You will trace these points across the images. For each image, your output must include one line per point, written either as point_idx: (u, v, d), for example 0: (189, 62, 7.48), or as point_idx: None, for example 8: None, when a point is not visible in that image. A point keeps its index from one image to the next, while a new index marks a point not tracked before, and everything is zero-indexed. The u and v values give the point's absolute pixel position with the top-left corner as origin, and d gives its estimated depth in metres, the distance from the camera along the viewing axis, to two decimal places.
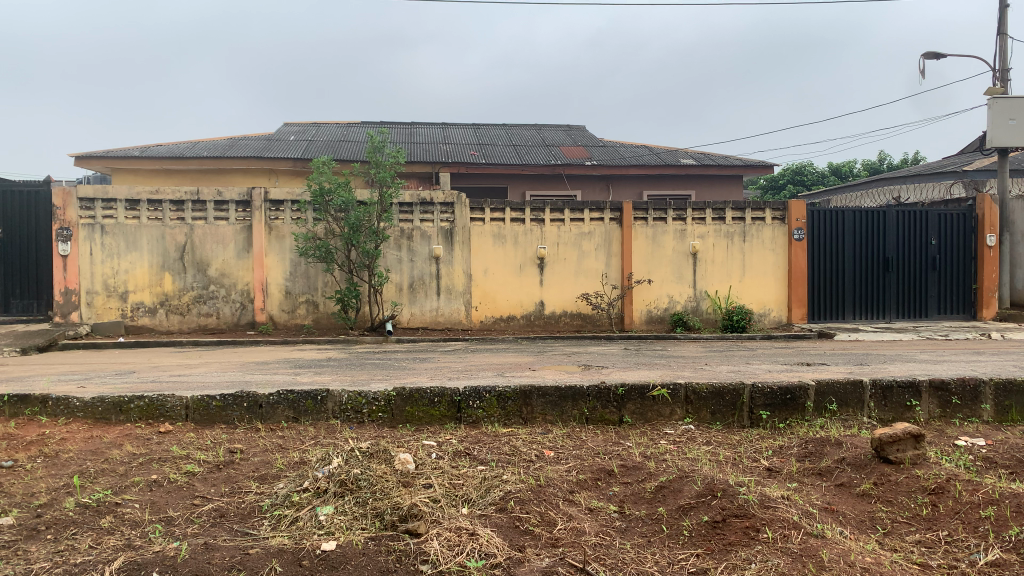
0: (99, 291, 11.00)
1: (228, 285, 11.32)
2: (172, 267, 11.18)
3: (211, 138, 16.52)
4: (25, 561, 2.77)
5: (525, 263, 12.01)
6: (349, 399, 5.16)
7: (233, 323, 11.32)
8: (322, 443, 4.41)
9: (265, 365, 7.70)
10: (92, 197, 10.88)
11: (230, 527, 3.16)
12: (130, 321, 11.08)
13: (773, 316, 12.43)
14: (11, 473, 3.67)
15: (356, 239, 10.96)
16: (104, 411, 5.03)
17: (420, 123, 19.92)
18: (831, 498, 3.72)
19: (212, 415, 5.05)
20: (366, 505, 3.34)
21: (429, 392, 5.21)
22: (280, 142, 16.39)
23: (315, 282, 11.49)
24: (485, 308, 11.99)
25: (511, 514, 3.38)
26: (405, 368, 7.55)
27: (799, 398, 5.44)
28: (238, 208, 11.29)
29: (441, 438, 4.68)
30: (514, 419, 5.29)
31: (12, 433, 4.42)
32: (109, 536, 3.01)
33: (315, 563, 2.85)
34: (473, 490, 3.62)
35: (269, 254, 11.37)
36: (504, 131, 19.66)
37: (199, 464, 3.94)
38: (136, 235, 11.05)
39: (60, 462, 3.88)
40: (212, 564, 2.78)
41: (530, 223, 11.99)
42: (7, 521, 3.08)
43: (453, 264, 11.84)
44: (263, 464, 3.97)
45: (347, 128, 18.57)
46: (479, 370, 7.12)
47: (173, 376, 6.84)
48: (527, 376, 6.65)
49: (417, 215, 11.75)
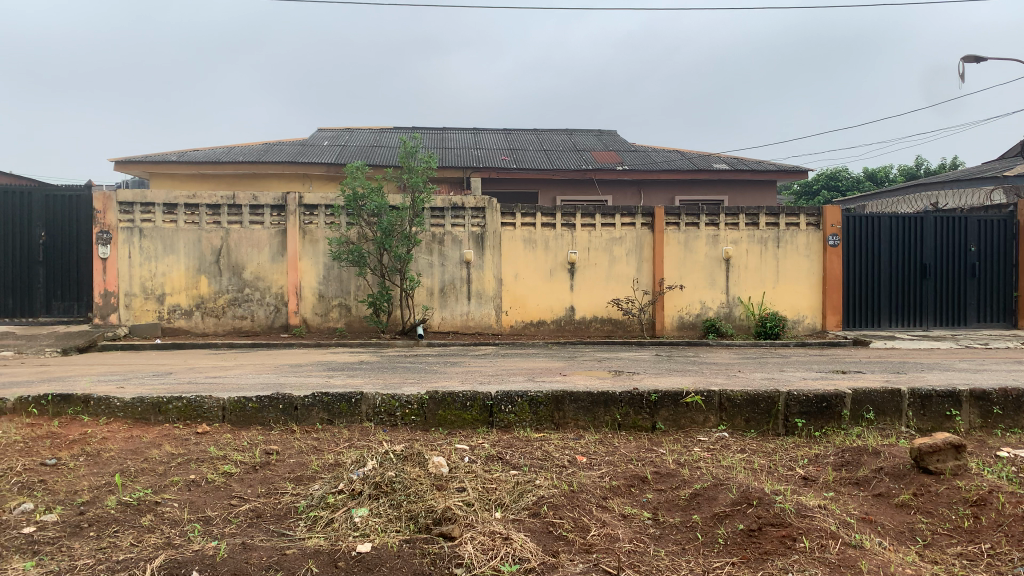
0: (137, 294, 11.20)
1: (263, 288, 11.47)
2: (208, 270, 11.35)
3: (247, 144, 16.75)
4: (70, 557, 2.82)
5: (556, 268, 11.99)
6: (382, 402, 5.20)
7: (267, 326, 11.46)
8: (356, 446, 4.44)
9: (298, 367, 7.79)
10: (132, 201, 11.13)
11: (267, 528, 3.20)
12: (166, 323, 11.26)
13: (807, 323, 12.27)
14: (54, 471, 3.75)
15: (388, 243, 11.03)
16: (143, 412, 5.12)
17: (451, 129, 20.03)
18: (869, 508, 3.66)
19: (248, 416, 5.12)
20: (400, 508, 3.36)
21: (461, 396, 5.23)
22: (314, 147, 16.56)
23: (347, 286, 11.58)
24: (515, 312, 11.98)
25: (544, 519, 3.38)
26: (437, 371, 7.60)
27: (835, 407, 5.35)
28: (273, 212, 11.44)
29: (473, 442, 4.70)
30: (546, 424, 5.28)
31: (55, 432, 4.51)
32: (149, 534, 3.06)
33: (351, 564, 2.87)
34: (505, 494, 3.62)
35: (303, 258, 11.51)
36: (534, 136, 19.67)
37: (236, 465, 3.99)
38: (173, 238, 11.23)
39: (102, 461, 3.95)
40: (250, 564, 2.80)
41: (561, 228, 11.98)
42: (51, 519, 3.14)
43: (483, 268, 11.88)
44: (298, 465, 4.01)
45: (380, 134, 18.73)
46: (509, 375, 7.13)
47: (208, 377, 6.94)
48: (558, 381, 6.64)
49: (448, 220, 11.81)
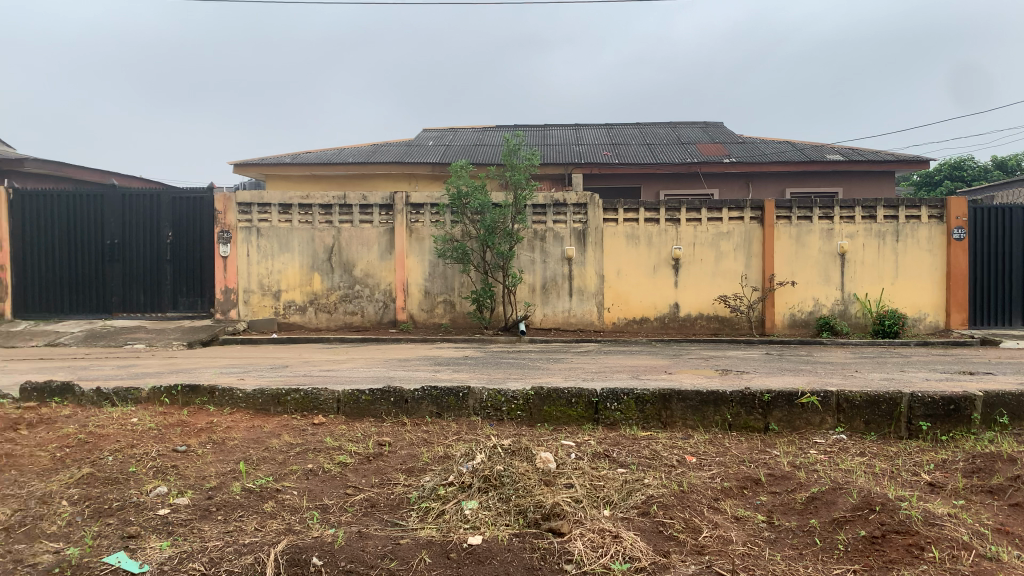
0: (255, 290, 11.74)
1: (372, 285, 11.81)
2: (321, 267, 11.77)
3: (356, 145, 17.26)
4: (200, 539, 2.99)
5: (660, 264, 11.81)
6: (489, 397, 5.26)
7: (375, 321, 11.80)
8: (464, 439, 4.51)
9: (406, 362, 7.97)
10: (250, 202, 11.65)
11: (381, 517, 3.29)
12: (282, 318, 11.76)
13: (929, 322, 11.63)
14: (185, 457, 3.98)
15: (491, 240, 11.14)
16: (264, 403, 5.35)
17: (553, 125, 20.03)
18: (1005, 518, 3.42)
19: (360, 408, 5.27)
20: (509, 502, 3.38)
21: (567, 392, 5.21)
22: (419, 147, 16.91)
23: (451, 283, 11.78)
24: (617, 309, 11.88)
25: (654, 519, 3.33)
26: (541, 368, 7.62)
27: (965, 410, 5.07)
28: (381, 212, 11.75)
29: (579, 439, 4.69)
30: (653, 423, 5.20)
31: (185, 421, 4.79)
32: (271, 520, 3.20)
33: (462, 556, 2.91)
34: (614, 492, 3.59)
35: (409, 256, 11.77)
36: (637, 130, 19.43)
37: (350, 455, 4.12)
38: (288, 237, 11.71)
39: (227, 449, 4.16)
40: (366, 552, 2.89)
41: (665, 223, 11.78)
42: (183, 501, 3.33)
43: (585, 264, 11.82)
44: (409, 457, 4.11)
45: (483, 132, 18.94)
46: (614, 372, 7.07)
47: (321, 370, 7.20)
48: (663, 379, 6.54)
49: (550, 217, 11.81)
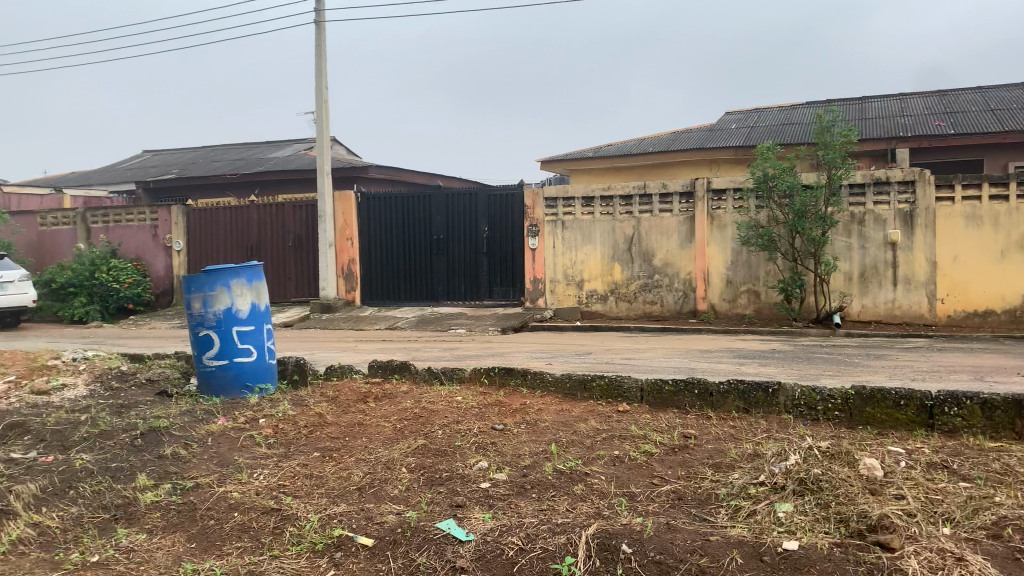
0: (561, 280, 12.28)
1: (671, 274, 11.72)
2: (621, 257, 11.92)
3: (657, 134, 17.17)
4: (518, 515, 3.17)
5: (1008, 249, 10.27)
6: (802, 394, 4.93)
7: (675, 310, 11.70)
8: (774, 437, 4.28)
9: (709, 353, 7.80)
10: (556, 196, 12.18)
11: (689, 511, 3.23)
12: (585, 307, 12.15)
13: None
14: (502, 435, 4.26)
15: (801, 225, 10.42)
16: (572, 388, 5.55)
17: (873, 96, 18.25)
18: None
19: (664, 398, 5.25)
20: (828, 508, 3.14)
21: (894, 393, 4.71)
22: (722, 132, 16.40)
23: (756, 271, 11.29)
24: (952, 300, 10.53)
25: (1009, 543, 2.88)
26: (860, 364, 7.00)
27: None
28: (681, 200, 11.60)
29: (910, 445, 4.22)
30: (1003, 433, 4.51)
31: (501, 401, 5.13)
32: (582, 502, 3.30)
33: (777, 560, 2.77)
34: (956, 509, 3.16)
35: (710, 244, 11.47)
36: (978, 95, 16.99)
37: (656, 445, 4.11)
38: (591, 229, 12.04)
39: (539, 430, 4.38)
40: (676, 546, 2.85)
41: (1015, 201, 10.20)
42: (502, 477, 3.57)
43: (912, 250, 10.62)
44: (716, 452, 3.98)
45: (791, 111, 17.84)
46: (950, 372, 6.27)
47: (623, 358, 7.32)
48: (1015, 382, 5.65)
49: (869, 198, 10.78)
